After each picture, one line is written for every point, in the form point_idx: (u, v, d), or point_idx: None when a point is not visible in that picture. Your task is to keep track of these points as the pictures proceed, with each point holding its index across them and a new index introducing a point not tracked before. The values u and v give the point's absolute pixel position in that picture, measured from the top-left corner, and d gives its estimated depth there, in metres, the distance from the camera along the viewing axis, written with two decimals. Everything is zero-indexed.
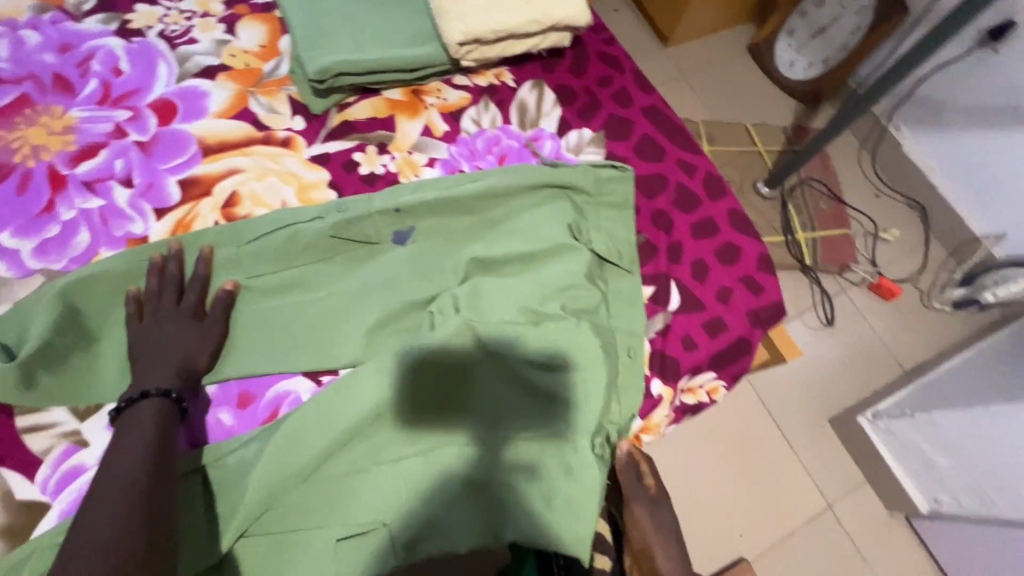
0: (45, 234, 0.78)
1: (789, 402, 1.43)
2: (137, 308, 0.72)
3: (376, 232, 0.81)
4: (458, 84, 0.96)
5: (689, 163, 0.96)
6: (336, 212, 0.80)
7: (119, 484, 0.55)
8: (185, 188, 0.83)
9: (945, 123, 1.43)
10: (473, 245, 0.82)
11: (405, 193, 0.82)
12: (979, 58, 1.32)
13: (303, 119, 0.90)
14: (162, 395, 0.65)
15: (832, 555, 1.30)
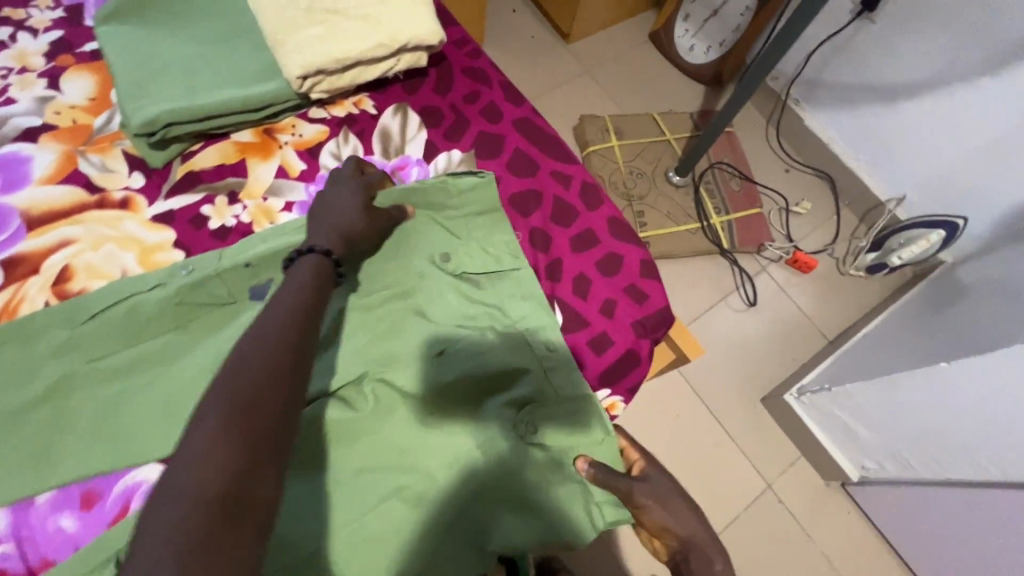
0: None
1: (717, 387, 1.36)
2: (358, 167, 0.72)
3: (230, 292, 0.68)
4: (313, 118, 0.81)
5: (564, 173, 0.82)
6: (179, 276, 0.67)
7: (241, 389, 0.43)
8: (9, 269, 0.68)
9: (838, 92, 1.46)
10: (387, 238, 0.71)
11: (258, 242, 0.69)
12: (859, 28, 1.34)
13: (142, 175, 0.75)
14: (325, 254, 0.60)
15: (775, 537, 1.23)
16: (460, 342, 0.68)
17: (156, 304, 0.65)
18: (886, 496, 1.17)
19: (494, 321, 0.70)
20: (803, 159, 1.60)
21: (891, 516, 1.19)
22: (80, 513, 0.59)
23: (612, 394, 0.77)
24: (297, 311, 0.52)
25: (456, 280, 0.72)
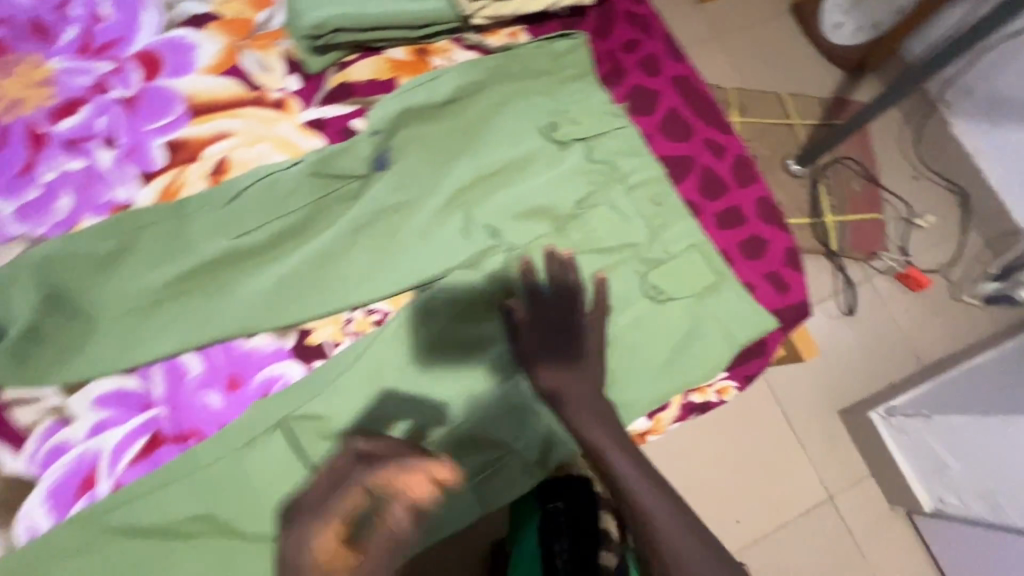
0: (25, 196, 0.67)
1: (800, 390, 1.31)
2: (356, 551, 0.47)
3: (358, 166, 0.68)
4: (467, 44, 0.78)
5: (718, 143, 0.78)
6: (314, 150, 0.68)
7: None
8: (172, 152, 0.70)
9: (1001, 101, 1.32)
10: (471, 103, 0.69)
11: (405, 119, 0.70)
12: None
13: (298, 79, 0.74)
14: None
15: (827, 548, 1.21)
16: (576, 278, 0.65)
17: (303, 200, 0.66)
18: (958, 534, 1.13)
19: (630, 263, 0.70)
20: (938, 169, 1.47)
21: (961, 556, 1.14)
22: (225, 394, 0.62)
23: (727, 377, 0.74)
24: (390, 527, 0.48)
25: (594, 238, 0.70)
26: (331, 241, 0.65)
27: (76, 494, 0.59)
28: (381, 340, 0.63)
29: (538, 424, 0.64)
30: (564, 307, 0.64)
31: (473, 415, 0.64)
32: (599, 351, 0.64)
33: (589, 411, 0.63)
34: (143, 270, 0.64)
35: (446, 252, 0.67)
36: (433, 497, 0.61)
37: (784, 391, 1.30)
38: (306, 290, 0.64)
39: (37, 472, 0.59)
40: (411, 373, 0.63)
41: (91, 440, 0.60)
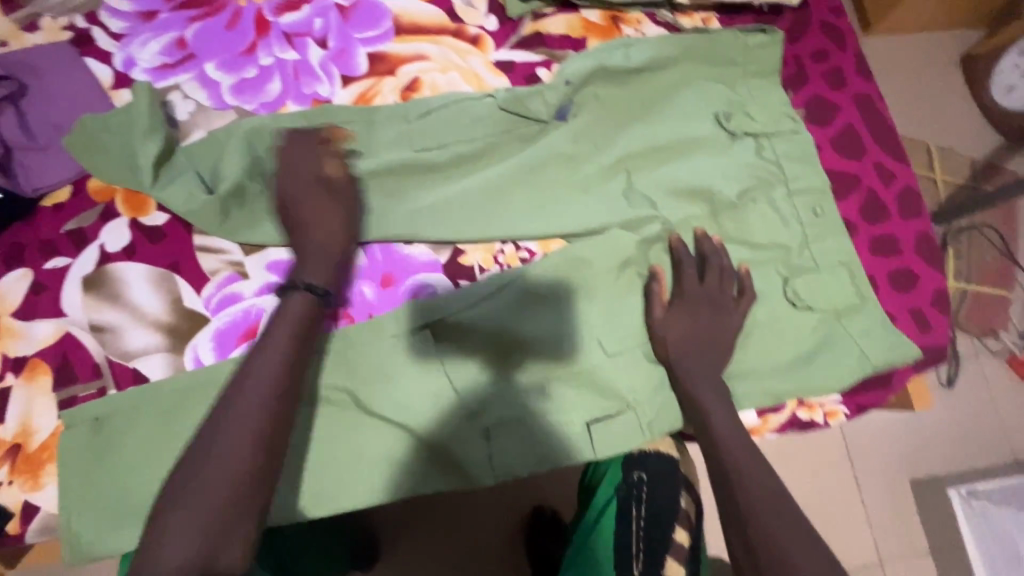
0: (243, 74, 0.74)
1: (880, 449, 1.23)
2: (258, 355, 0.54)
3: (545, 109, 0.73)
4: (659, 21, 0.79)
5: (889, 169, 0.76)
6: (506, 89, 0.73)
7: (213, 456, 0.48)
8: (373, 63, 0.75)
9: None
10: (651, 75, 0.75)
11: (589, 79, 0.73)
12: None
13: (497, 19, 0.78)
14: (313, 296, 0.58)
15: None
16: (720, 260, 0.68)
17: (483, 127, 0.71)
18: None
19: (776, 265, 0.70)
20: None
21: None
22: (379, 288, 0.67)
23: (839, 401, 0.72)
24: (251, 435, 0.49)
25: (745, 231, 0.70)
26: (504, 176, 0.71)
27: (239, 340, 0.66)
28: (528, 276, 0.66)
29: (657, 394, 0.65)
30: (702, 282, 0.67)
31: (594, 363, 0.65)
32: (729, 336, 0.65)
33: (707, 387, 0.63)
34: None
35: (602, 211, 0.70)
36: (546, 430, 0.63)
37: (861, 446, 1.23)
38: (469, 212, 0.69)
39: (211, 313, 0.66)
40: (547, 308, 0.65)
41: (259, 297, 0.67)
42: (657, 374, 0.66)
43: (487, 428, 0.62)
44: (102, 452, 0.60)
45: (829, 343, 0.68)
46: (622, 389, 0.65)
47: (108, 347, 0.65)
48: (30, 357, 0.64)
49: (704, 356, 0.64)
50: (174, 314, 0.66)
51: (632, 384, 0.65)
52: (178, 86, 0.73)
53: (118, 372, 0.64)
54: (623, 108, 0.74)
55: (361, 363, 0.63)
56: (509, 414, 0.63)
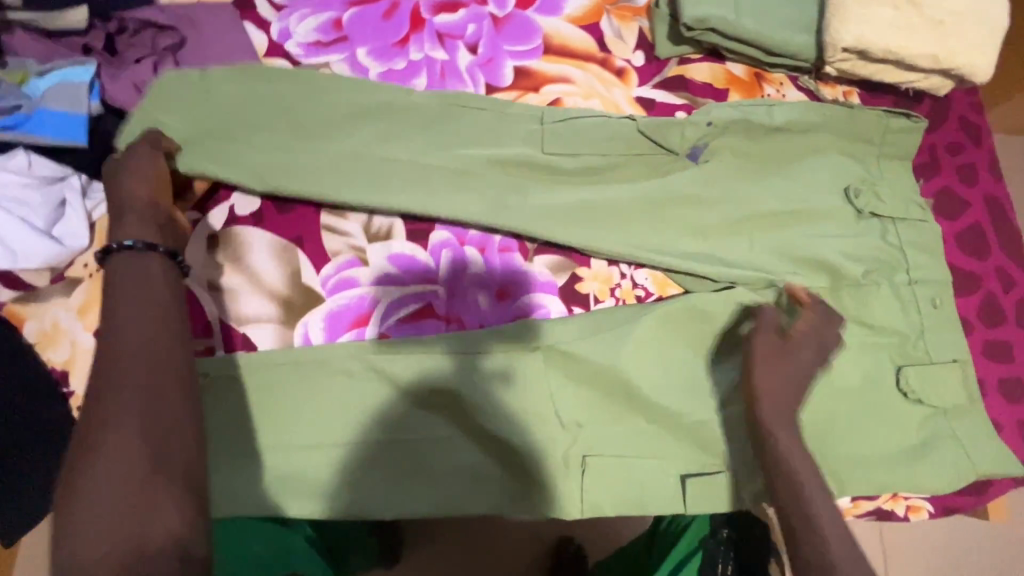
0: (392, 65, 0.75)
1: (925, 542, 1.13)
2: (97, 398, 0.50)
3: (680, 143, 0.72)
4: (801, 86, 0.79)
5: (1010, 275, 0.75)
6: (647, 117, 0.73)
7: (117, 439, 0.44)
8: (518, 76, 0.76)
9: None
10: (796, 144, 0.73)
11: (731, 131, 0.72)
12: None
13: (643, 56, 0.79)
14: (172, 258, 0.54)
15: None
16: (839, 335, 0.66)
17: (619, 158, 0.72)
18: None
19: (889, 350, 0.69)
20: None
21: None
22: (494, 299, 0.68)
23: (925, 498, 0.71)
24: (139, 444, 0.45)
25: (863, 312, 0.69)
26: (631, 213, 0.71)
27: (349, 326, 0.65)
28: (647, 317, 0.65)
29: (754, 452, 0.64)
30: None
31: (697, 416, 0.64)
32: (831, 413, 0.65)
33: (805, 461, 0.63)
34: (465, 165, 0.71)
35: (724, 266, 0.70)
36: (640, 473, 0.63)
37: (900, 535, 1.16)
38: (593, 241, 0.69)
39: (325, 292, 0.66)
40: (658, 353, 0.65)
41: (374, 286, 0.67)
42: None
43: (585, 459, 0.62)
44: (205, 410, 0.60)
45: (932, 440, 0.66)
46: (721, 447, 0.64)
47: (223, 308, 0.65)
48: None
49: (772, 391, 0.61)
50: (292, 287, 0.66)
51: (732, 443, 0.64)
52: (328, 65, 0.74)
53: (229, 334, 0.64)
54: (757, 165, 0.74)
55: (469, 371, 0.62)
56: (605, 450, 0.63)
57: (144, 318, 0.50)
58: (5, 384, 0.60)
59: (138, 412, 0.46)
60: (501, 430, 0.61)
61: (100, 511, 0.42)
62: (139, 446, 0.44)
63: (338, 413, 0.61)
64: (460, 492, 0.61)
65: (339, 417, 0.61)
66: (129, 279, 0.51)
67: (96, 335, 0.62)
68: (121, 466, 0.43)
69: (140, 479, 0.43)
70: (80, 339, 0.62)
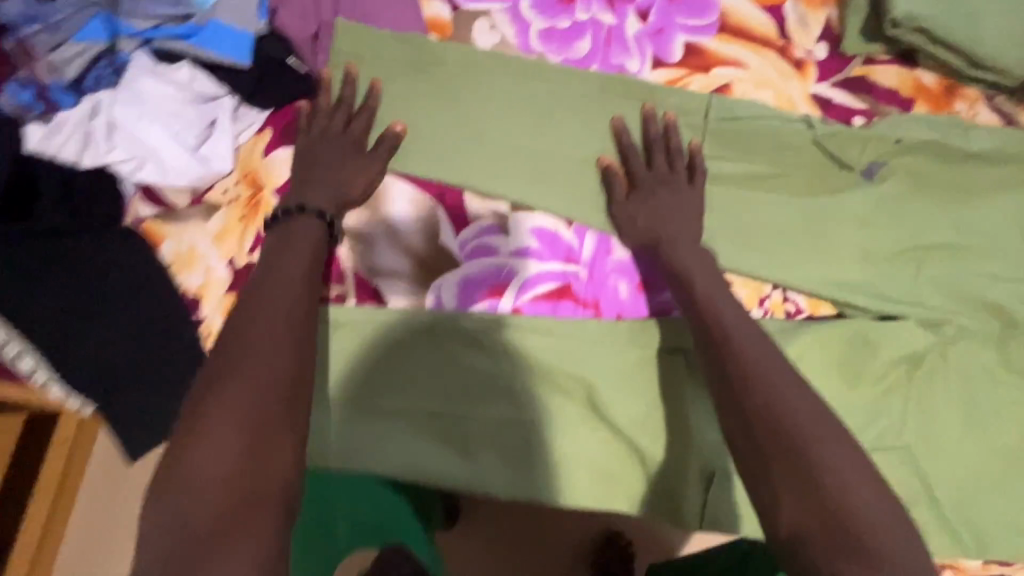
0: (555, 22, 0.69)
1: None
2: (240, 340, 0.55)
3: (857, 156, 0.65)
4: (998, 107, 0.71)
5: None
6: (824, 121, 0.66)
7: (253, 360, 0.45)
8: (688, 53, 0.69)
9: None
10: (986, 171, 0.66)
11: (920, 146, 0.65)
12: None
13: (826, 49, 0.71)
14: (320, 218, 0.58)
15: None
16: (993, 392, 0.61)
17: (790, 158, 0.66)
18: None
19: None
20: None
21: None
22: (635, 291, 0.63)
23: None
24: (267, 386, 0.44)
25: None
26: (795, 222, 0.64)
27: (484, 295, 0.62)
28: (795, 335, 0.61)
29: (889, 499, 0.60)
30: (966, 403, 0.62)
31: None
32: (976, 468, 0.61)
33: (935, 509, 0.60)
34: (622, 143, 0.66)
35: (888, 295, 0.63)
36: None
37: None
38: (750, 247, 0.64)
39: (462, 257, 0.63)
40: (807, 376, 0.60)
41: (512, 259, 0.63)
42: (899, 487, 0.60)
43: (712, 474, 0.59)
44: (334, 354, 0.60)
45: None
46: None
47: (358, 256, 0.62)
48: None
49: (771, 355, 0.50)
50: (428, 246, 0.63)
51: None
52: (489, 13, 0.69)
53: (360, 284, 0.62)
54: (942, 188, 0.66)
55: (603, 360, 0.61)
56: (735, 467, 0.59)
57: (300, 274, 0.53)
58: (137, 305, 0.58)
59: (262, 376, 0.44)
60: (627, 425, 0.60)
61: (218, 437, 0.41)
62: (269, 388, 0.44)
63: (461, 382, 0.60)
64: (577, 484, 0.59)
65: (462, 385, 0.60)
66: (297, 247, 0.55)
67: (230, 266, 0.61)
68: (246, 399, 0.43)
69: (266, 405, 0.43)
70: (215, 267, 0.61)
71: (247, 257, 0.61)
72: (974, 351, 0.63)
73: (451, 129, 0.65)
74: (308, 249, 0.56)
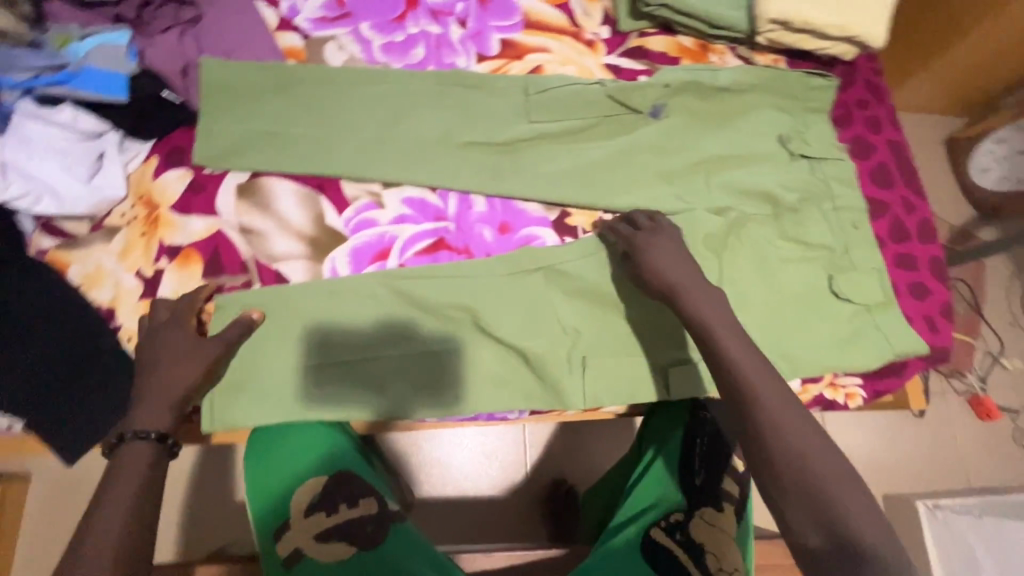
0: (392, 38, 0.85)
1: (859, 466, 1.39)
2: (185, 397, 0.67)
3: (642, 102, 0.84)
4: (740, 55, 0.95)
5: (911, 203, 0.92)
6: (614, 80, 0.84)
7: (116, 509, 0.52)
8: (504, 47, 0.87)
9: None
10: (737, 99, 0.89)
11: (685, 87, 0.86)
12: None
13: (608, 30, 0.92)
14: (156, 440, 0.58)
15: None
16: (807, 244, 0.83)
17: (597, 107, 0.83)
18: None
19: (822, 261, 0.84)
20: None
21: None
22: (497, 233, 0.78)
23: (859, 385, 0.85)
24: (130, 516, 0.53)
25: (800, 233, 0.84)
26: (608, 159, 0.83)
27: (372, 259, 0.74)
28: None
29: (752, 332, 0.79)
30: (758, 267, 0.81)
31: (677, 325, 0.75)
32: (775, 312, 0.80)
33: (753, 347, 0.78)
34: (463, 121, 0.81)
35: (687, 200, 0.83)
36: (629, 369, 0.74)
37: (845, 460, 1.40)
38: (577, 183, 0.81)
39: (349, 232, 0.75)
40: None
41: (391, 225, 0.76)
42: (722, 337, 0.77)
43: (584, 358, 0.73)
44: (283, 332, 0.69)
45: (858, 329, 0.81)
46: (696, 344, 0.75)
47: (255, 249, 0.72)
48: (184, 246, 0.70)
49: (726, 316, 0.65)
50: (317, 230, 0.74)
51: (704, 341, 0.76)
52: (335, 38, 0.83)
53: (263, 271, 0.72)
54: (710, 116, 0.87)
55: (484, 290, 0.73)
56: (599, 350, 0.74)
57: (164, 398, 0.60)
58: (47, 323, 0.64)
59: (128, 502, 0.53)
60: (512, 334, 0.72)
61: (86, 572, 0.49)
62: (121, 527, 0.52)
63: (410, 371, 0.70)
64: (482, 392, 0.71)
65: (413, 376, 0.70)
66: (125, 480, 0.55)
67: (138, 276, 0.69)
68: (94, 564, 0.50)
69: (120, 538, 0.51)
70: (123, 280, 0.68)
71: (154, 264, 0.69)
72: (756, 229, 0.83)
73: (319, 131, 0.77)
74: (139, 476, 0.55)
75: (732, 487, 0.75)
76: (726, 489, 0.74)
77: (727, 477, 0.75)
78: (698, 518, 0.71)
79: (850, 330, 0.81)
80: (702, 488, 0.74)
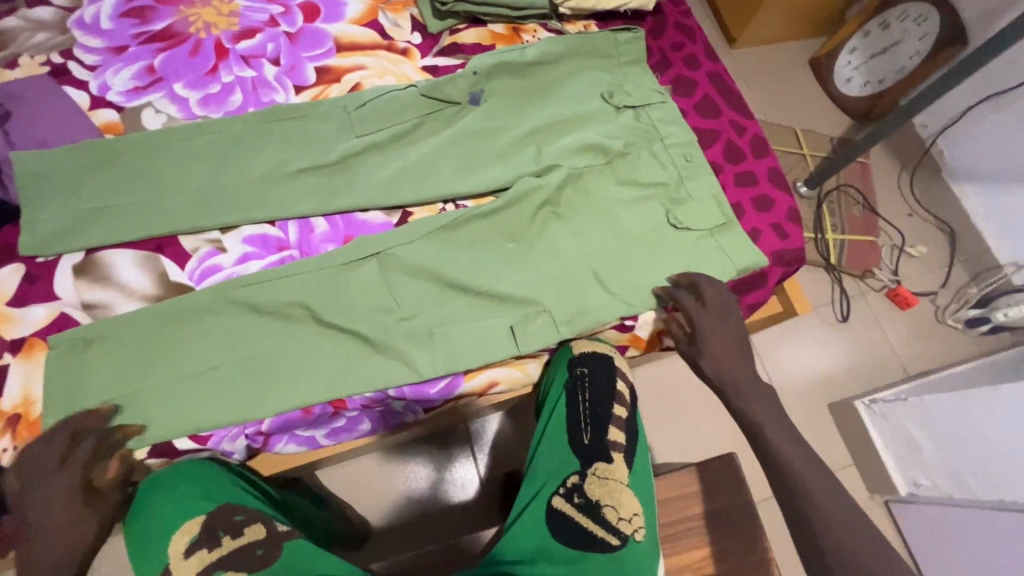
0: (208, 90, 0.87)
1: (797, 386, 1.45)
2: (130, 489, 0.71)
3: (458, 94, 0.88)
4: (551, 29, 1.00)
5: (740, 124, 0.97)
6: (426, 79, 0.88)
7: None
8: (320, 74, 0.91)
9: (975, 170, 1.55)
10: (551, 68, 0.93)
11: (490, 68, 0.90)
12: (996, 104, 1.45)
13: (420, 36, 0.96)
14: None
15: None
16: (636, 178, 0.87)
17: (416, 108, 0.87)
18: (929, 515, 1.22)
19: (661, 196, 0.87)
20: (929, 207, 1.66)
21: (928, 536, 1.23)
22: None
23: None
24: None
25: (635, 175, 0.87)
26: (438, 152, 0.86)
27: None
28: (461, 224, 0.81)
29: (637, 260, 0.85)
30: (600, 216, 0.84)
31: (526, 291, 0.79)
32: (625, 255, 0.82)
33: (605, 295, 0.80)
34: (286, 149, 0.83)
35: (521, 172, 0.85)
36: (491, 344, 0.77)
37: (785, 387, 1.45)
38: (410, 181, 0.83)
39: (195, 283, 0.77)
40: (483, 249, 0.80)
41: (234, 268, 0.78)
42: (574, 292, 0.80)
43: (444, 343, 0.75)
44: (137, 390, 0.70)
45: (707, 249, 0.84)
46: (544, 300, 0.79)
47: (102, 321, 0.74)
48: (27, 338, 0.71)
49: (752, 380, 0.75)
50: (162, 288, 0.76)
51: (556, 298, 0.79)
52: (151, 103, 0.86)
53: None
54: (528, 91, 0.91)
55: (329, 298, 0.75)
56: (457, 332, 0.76)
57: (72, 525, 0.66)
58: None
59: None
60: (367, 339, 0.74)
61: None
62: None
63: (247, 385, 0.71)
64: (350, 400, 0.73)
65: (248, 389, 0.71)
66: None
67: None
68: None
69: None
70: None
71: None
72: (598, 182, 0.87)
73: (142, 194, 0.78)
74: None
75: (617, 436, 0.76)
76: (612, 439, 0.76)
77: (612, 427, 0.77)
78: (591, 476, 0.72)
79: (696, 254, 0.84)
80: (590, 447, 0.75)
